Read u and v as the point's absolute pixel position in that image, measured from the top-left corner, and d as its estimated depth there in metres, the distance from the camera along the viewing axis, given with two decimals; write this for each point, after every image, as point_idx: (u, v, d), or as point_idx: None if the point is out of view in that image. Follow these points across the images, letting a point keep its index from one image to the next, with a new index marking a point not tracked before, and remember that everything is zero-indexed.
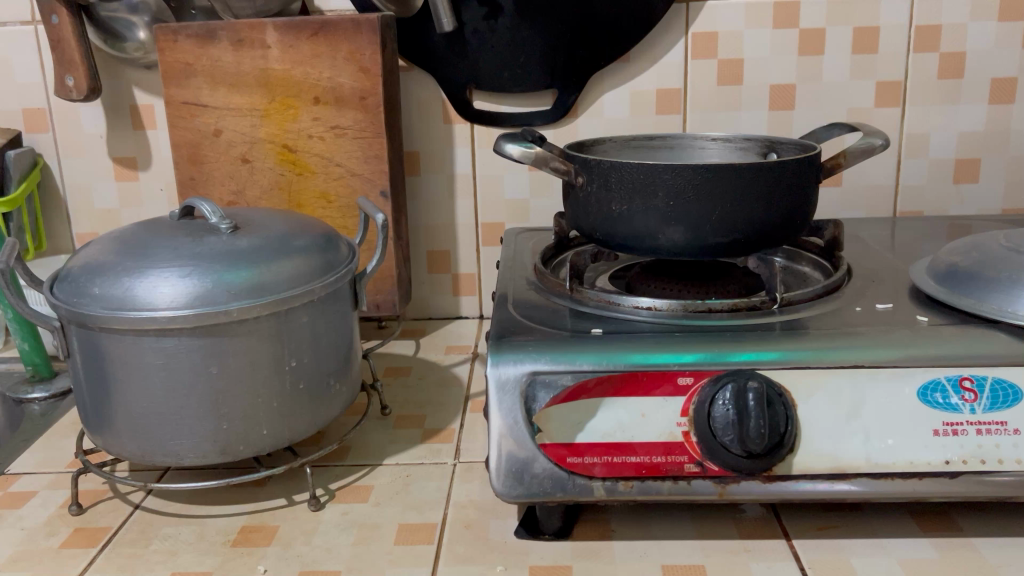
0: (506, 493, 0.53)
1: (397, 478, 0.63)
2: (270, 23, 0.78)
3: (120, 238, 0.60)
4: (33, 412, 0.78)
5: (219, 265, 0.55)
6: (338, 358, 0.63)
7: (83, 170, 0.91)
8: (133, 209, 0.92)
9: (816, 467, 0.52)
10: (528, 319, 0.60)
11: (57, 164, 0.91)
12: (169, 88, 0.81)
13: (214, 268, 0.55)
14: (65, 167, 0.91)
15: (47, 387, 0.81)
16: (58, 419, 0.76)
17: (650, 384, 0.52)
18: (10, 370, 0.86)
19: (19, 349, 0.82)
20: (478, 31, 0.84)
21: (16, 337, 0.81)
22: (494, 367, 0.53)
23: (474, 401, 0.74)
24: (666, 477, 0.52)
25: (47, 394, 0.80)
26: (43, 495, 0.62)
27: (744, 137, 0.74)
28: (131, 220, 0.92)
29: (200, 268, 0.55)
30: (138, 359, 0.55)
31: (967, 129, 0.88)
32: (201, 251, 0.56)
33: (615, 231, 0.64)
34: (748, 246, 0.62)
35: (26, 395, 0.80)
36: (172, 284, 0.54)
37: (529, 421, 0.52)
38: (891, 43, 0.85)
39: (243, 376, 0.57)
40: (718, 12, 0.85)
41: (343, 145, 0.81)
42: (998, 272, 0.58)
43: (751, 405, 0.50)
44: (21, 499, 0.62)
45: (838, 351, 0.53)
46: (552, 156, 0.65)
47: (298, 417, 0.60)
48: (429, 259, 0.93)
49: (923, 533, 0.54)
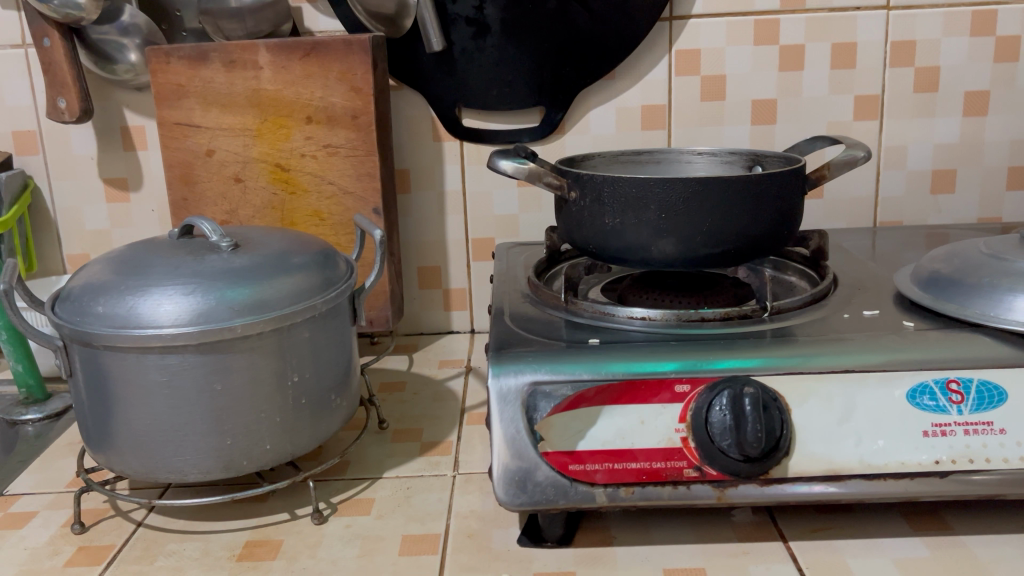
0: (510, 501, 0.53)
1: (398, 490, 0.63)
2: (262, 44, 0.79)
3: (120, 258, 0.60)
4: (27, 434, 0.78)
5: (222, 283, 0.56)
6: (339, 373, 0.64)
7: (75, 192, 0.91)
8: (125, 230, 0.92)
9: (811, 469, 0.53)
10: (526, 331, 0.62)
11: (47, 187, 0.91)
12: (161, 109, 0.82)
13: (217, 285, 0.56)
14: (55, 189, 0.91)
15: (40, 408, 0.81)
16: (53, 441, 0.75)
17: (648, 392, 0.54)
18: (2, 392, 0.85)
19: (13, 371, 0.81)
20: (466, 50, 0.86)
21: (9, 357, 0.81)
22: (496, 378, 0.55)
23: (469, 414, 0.75)
24: (666, 482, 0.53)
25: (41, 415, 0.80)
26: (44, 515, 0.62)
27: (729, 151, 0.76)
28: (122, 241, 0.93)
29: (203, 285, 0.56)
30: (142, 377, 0.56)
31: (943, 141, 0.90)
32: (203, 269, 0.57)
33: (608, 245, 0.65)
34: (737, 257, 0.64)
35: (19, 417, 0.79)
36: (176, 302, 0.55)
37: (532, 430, 0.54)
38: (868, 59, 0.87)
39: (246, 392, 0.57)
40: (700, 31, 0.87)
41: (335, 164, 0.82)
42: (979, 279, 0.60)
43: (747, 411, 0.51)
44: (21, 519, 0.62)
45: (829, 357, 0.55)
46: (546, 172, 0.66)
47: (300, 432, 0.61)
48: (420, 275, 0.94)
49: (915, 532, 0.55)
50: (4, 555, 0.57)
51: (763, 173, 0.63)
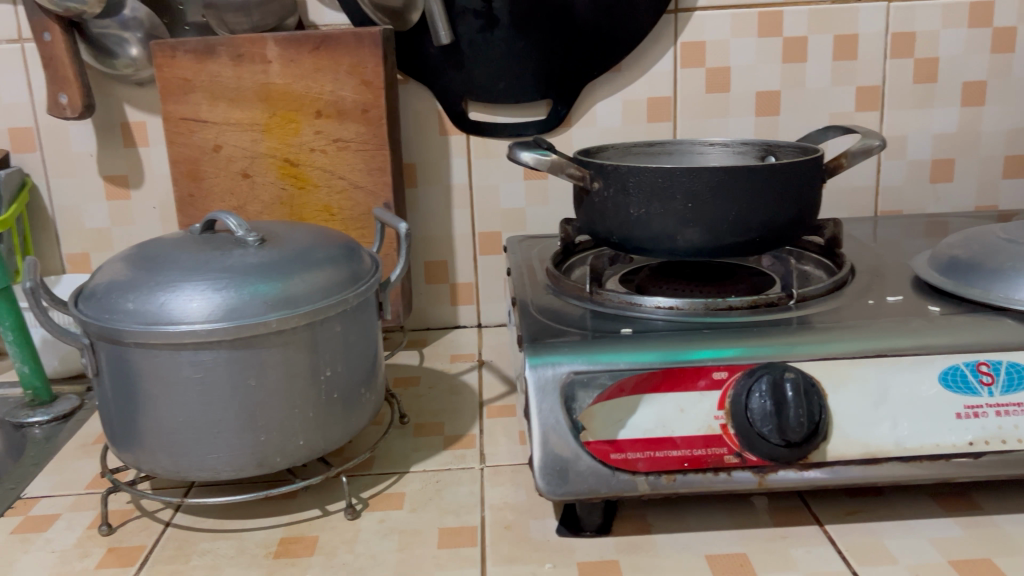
0: (551, 491, 0.53)
1: (427, 484, 0.63)
2: (271, 38, 0.78)
3: (143, 254, 0.59)
4: (35, 436, 0.76)
5: (254, 278, 0.55)
6: (367, 367, 0.63)
7: (73, 190, 0.90)
8: (126, 228, 0.91)
9: (849, 453, 0.54)
10: (556, 322, 0.62)
11: (45, 185, 0.89)
12: (167, 104, 0.80)
13: (250, 280, 0.55)
14: (53, 187, 0.89)
15: (47, 410, 0.79)
16: (64, 443, 0.74)
17: (687, 379, 0.54)
18: (4, 395, 0.83)
19: (18, 373, 0.80)
20: (474, 43, 0.86)
21: (14, 359, 0.79)
22: (534, 368, 0.55)
23: (489, 407, 0.75)
24: (707, 469, 0.54)
25: (48, 417, 0.78)
26: (68, 517, 0.61)
27: (743, 141, 0.77)
28: (123, 239, 0.91)
29: (235, 280, 0.55)
30: (174, 374, 0.55)
31: (942, 131, 0.92)
32: (234, 264, 0.56)
33: (633, 235, 0.65)
34: (761, 245, 0.65)
35: (26, 419, 0.78)
36: (209, 297, 0.54)
37: (572, 420, 0.54)
38: (869, 50, 0.89)
39: (280, 388, 0.57)
40: (705, 23, 0.87)
41: (345, 158, 0.81)
42: (999, 264, 0.62)
43: (788, 397, 0.52)
44: (45, 522, 0.61)
45: (861, 343, 0.56)
46: (569, 163, 0.66)
47: (332, 427, 0.60)
48: (427, 270, 0.93)
49: (946, 513, 0.56)
50: (32, 559, 0.56)
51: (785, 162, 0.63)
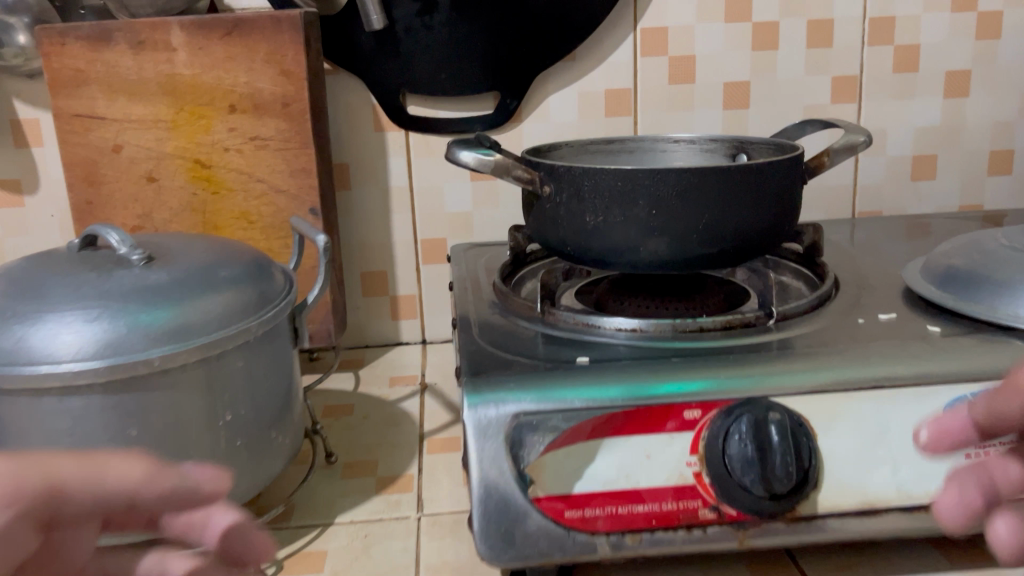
0: (495, 557, 0.45)
1: (354, 539, 0.54)
2: (175, 22, 0.69)
3: (4, 276, 0.50)
4: None
5: (134, 305, 0.46)
6: (279, 406, 0.54)
7: None
8: (21, 239, 0.80)
9: (844, 504, 0.46)
10: (501, 349, 0.53)
11: None
12: (56, 98, 0.70)
13: (128, 309, 0.46)
14: None
15: None
16: None
17: (655, 421, 0.46)
18: None
19: None
20: (411, 29, 0.77)
21: None
22: (472, 409, 0.46)
23: (430, 441, 0.66)
24: (678, 527, 0.45)
25: None
26: None
27: (710, 137, 0.69)
28: (18, 251, 0.81)
29: (110, 309, 0.45)
30: (35, 424, 0.45)
31: (923, 124, 0.85)
32: (110, 290, 0.47)
33: (590, 246, 0.57)
34: (736, 257, 0.56)
35: None
36: (75, 331, 0.44)
37: (519, 471, 0.45)
38: (845, 37, 0.81)
39: (168, 437, 0.47)
40: (668, 7, 0.79)
41: (265, 158, 0.72)
42: (1003, 276, 0.54)
43: (774, 441, 0.44)
44: None
45: (855, 372, 0.48)
46: (515, 164, 0.58)
47: (237, 479, 0.51)
48: (364, 282, 0.84)
49: (954, 567, 0.49)
50: None
51: (762, 161, 0.55)
